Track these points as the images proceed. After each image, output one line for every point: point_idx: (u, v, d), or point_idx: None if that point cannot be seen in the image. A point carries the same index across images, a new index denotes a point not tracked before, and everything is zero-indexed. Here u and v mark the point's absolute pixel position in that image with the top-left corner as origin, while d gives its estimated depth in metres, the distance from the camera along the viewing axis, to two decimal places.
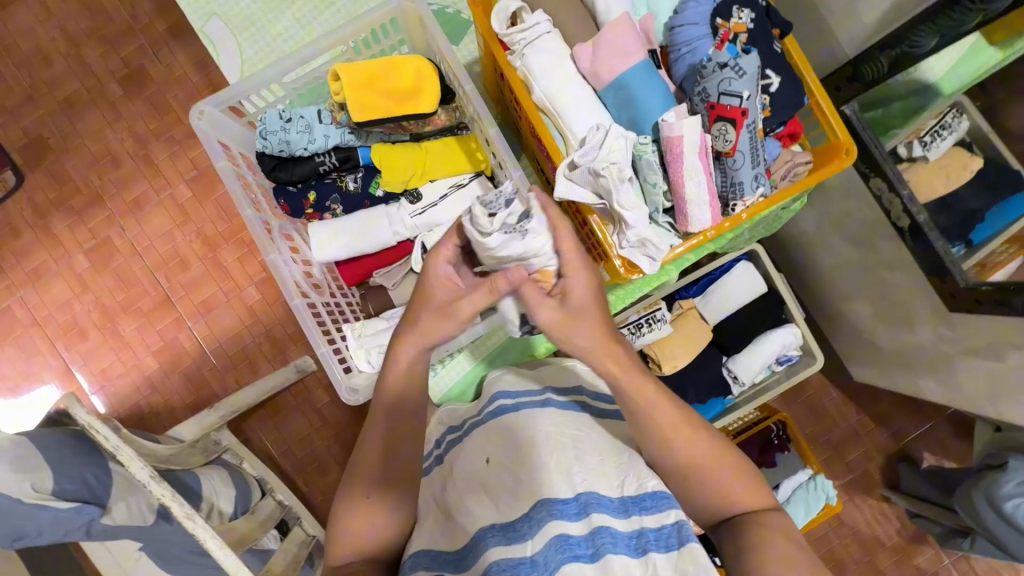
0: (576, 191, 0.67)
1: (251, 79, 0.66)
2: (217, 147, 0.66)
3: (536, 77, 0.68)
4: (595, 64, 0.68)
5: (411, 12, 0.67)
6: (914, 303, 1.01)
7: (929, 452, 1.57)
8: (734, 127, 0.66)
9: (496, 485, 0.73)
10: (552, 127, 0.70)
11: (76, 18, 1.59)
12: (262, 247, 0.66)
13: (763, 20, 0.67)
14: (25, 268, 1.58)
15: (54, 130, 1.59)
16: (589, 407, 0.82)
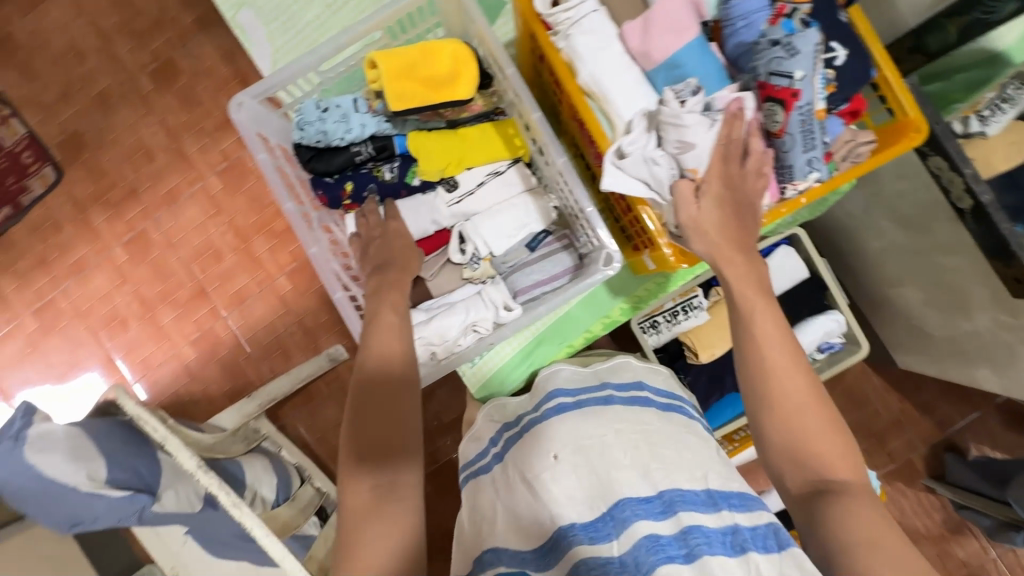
0: (626, 181, 0.65)
1: (289, 68, 0.65)
2: (256, 138, 0.65)
3: (581, 59, 0.65)
4: (644, 43, 0.65)
5: None
6: (972, 288, 0.96)
7: (976, 442, 1.52)
8: (783, 109, 0.63)
9: (570, 483, 0.69)
10: (598, 111, 0.68)
11: (107, 12, 1.60)
12: (302, 240, 0.65)
13: None
14: (68, 261, 1.63)
15: (90, 124, 1.62)
16: (650, 400, 0.79)
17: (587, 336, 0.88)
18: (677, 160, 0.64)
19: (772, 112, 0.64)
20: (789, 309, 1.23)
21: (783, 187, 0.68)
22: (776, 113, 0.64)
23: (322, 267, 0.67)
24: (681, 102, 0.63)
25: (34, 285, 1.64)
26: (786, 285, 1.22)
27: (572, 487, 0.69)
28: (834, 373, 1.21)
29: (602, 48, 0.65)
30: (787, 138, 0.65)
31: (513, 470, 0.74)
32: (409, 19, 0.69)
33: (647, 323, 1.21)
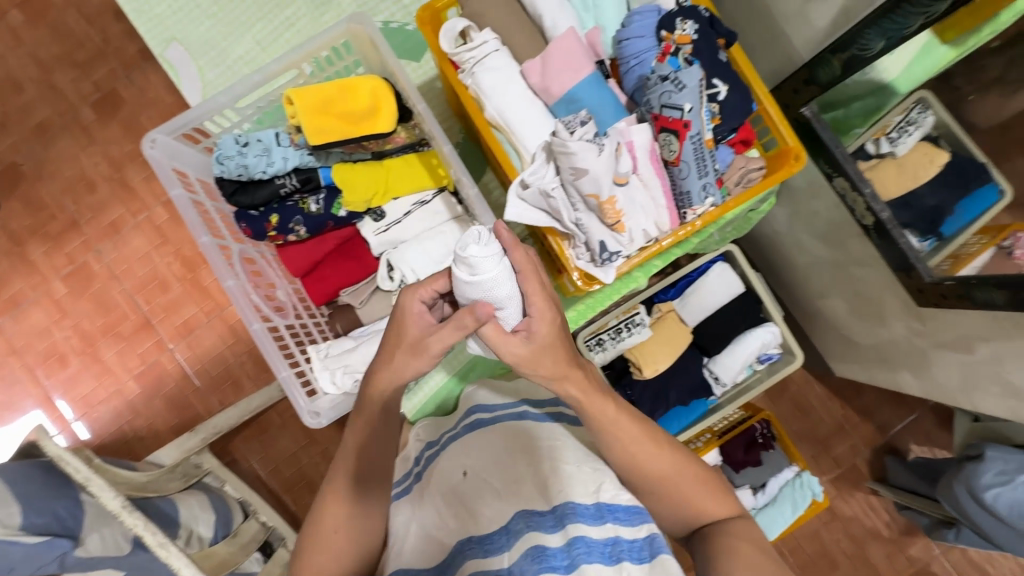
0: (528, 211, 0.68)
1: (206, 104, 0.66)
2: (172, 175, 0.67)
3: (487, 95, 0.68)
4: (544, 80, 0.68)
5: (362, 34, 0.67)
6: (885, 298, 1.02)
7: (915, 443, 1.59)
8: (677, 139, 0.67)
9: (473, 499, 0.73)
10: (506, 143, 0.71)
11: (46, 44, 1.58)
12: (218, 272, 0.66)
13: (707, 31, 0.67)
14: (2, 297, 1.57)
15: (27, 156, 1.58)
16: (564, 415, 0.81)
17: (520, 357, 0.91)
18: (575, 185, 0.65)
19: (668, 141, 0.68)
20: (728, 323, 1.27)
21: (684, 211, 0.72)
22: (672, 142, 0.67)
23: (241, 300, 0.68)
24: (571, 133, 0.64)
25: None
26: (723, 300, 1.27)
27: (480, 503, 0.72)
28: (772, 383, 1.26)
29: (509, 83, 0.68)
30: (682, 166, 0.68)
31: (431, 489, 0.77)
32: (326, 57, 0.71)
33: (593, 341, 1.24)
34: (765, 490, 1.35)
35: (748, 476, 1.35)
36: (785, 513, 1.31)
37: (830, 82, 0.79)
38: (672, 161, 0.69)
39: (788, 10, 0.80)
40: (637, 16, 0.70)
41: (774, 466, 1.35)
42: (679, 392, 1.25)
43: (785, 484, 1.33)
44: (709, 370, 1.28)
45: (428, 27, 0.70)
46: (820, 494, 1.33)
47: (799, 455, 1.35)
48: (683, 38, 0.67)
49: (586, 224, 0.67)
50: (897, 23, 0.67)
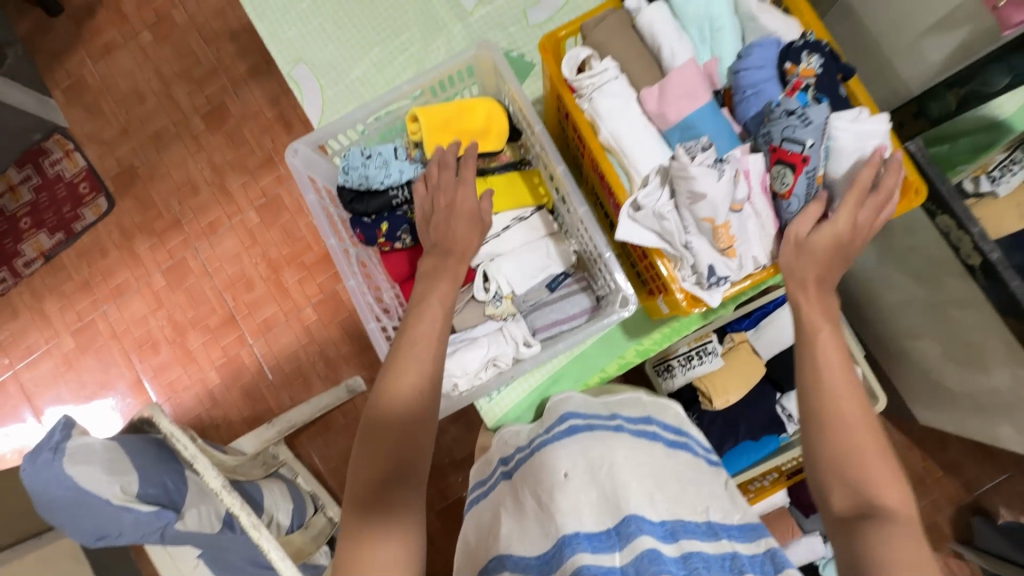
0: (638, 232, 0.68)
1: (339, 121, 0.73)
2: (306, 182, 0.73)
3: (603, 120, 0.71)
4: (661, 106, 0.70)
5: (485, 59, 0.72)
6: (986, 343, 0.97)
7: (1006, 507, 1.46)
8: (793, 173, 0.68)
9: (580, 501, 0.69)
10: (615, 166, 0.73)
11: (169, 60, 1.76)
12: (343, 272, 0.71)
13: (831, 65, 0.68)
14: (109, 284, 1.73)
15: (143, 160, 1.75)
16: (658, 434, 0.81)
17: (600, 376, 0.90)
18: (690, 209, 0.66)
19: (783, 174, 0.69)
20: None
21: None
22: (787, 175, 0.68)
23: (357, 299, 0.73)
24: (692, 158, 0.64)
25: (76, 306, 1.73)
26: None
27: (582, 503, 0.69)
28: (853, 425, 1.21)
29: (623, 109, 0.71)
30: (792, 200, 0.69)
31: (524, 487, 0.75)
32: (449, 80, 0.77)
33: (662, 366, 1.25)
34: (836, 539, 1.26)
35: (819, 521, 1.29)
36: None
37: (941, 116, 0.77)
38: (783, 194, 0.70)
39: (898, 45, 0.79)
40: (760, 47, 0.71)
41: None
42: (750, 426, 1.22)
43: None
44: (782, 407, 1.23)
45: (549, 54, 0.73)
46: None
47: None
48: (808, 70, 0.68)
49: (696, 246, 0.68)
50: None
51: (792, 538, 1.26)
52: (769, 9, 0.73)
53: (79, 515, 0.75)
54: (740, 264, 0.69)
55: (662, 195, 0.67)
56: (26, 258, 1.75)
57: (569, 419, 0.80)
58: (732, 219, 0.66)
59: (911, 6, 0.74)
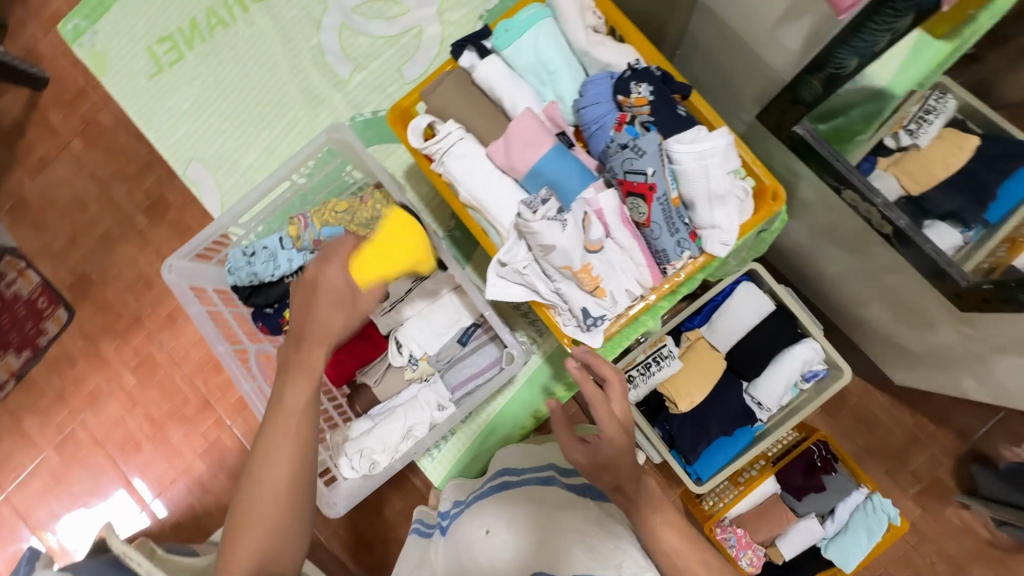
0: (507, 289, 0.72)
1: (215, 227, 0.75)
2: (192, 293, 0.76)
3: (458, 181, 0.72)
4: (507, 159, 0.71)
5: (339, 141, 0.74)
6: (925, 303, 0.95)
7: (1006, 448, 1.43)
8: (645, 202, 0.70)
9: (497, 558, 0.80)
10: (483, 221, 0.75)
11: (103, 163, 1.78)
12: (239, 377, 0.73)
13: (662, 88, 0.69)
14: (83, 392, 1.74)
15: (95, 264, 1.77)
16: (588, 491, 0.88)
17: None
18: (546, 259, 0.69)
19: (637, 205, 0.71)
20: (762, 344, 1.21)
21: (663, 266, 0.74)
22: (640, 205, 0.71)
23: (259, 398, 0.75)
24: (535, 212, 0.66)
25: (55, 420, 1.74)
26: (752, 321, 1.22)
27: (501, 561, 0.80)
28: (823, 401, 1.18)
29: (476, 165, 0.71)
30: (653, 226, 0.71)
31: (457, 547, 0.85)
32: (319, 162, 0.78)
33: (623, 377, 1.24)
34: (834, 517, 1.26)
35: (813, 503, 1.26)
36: (861, 541, 1.22)
37: (814, 100, 0.78)
38: (643, 223, 0.72)
39: (759, 38, 0.79)
40: (596, 85, 0.71)
41: (841, 490, 1.26)
42: (721, 422, 1.21)
43: (857, 509, 1.24)
44: (750, 395, 1.22)
45: (399, 126, 0.76)
46: (898, 517, 1.22)
47: (867, 476, 1.25)
48: (640, 100, 0.69)
49: (565, 291, 0.72)
50: (864, 40, 0.65)
51: (789, 521, 1.25)
52: (600, 41, 0.72)
53: None
54: (611, 300, 0.72)
55: (518, 251, 0.70)
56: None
57: (504, 481, 0.90)
58: (591, 262, 0.70)
59: (757, 3, 0.75)
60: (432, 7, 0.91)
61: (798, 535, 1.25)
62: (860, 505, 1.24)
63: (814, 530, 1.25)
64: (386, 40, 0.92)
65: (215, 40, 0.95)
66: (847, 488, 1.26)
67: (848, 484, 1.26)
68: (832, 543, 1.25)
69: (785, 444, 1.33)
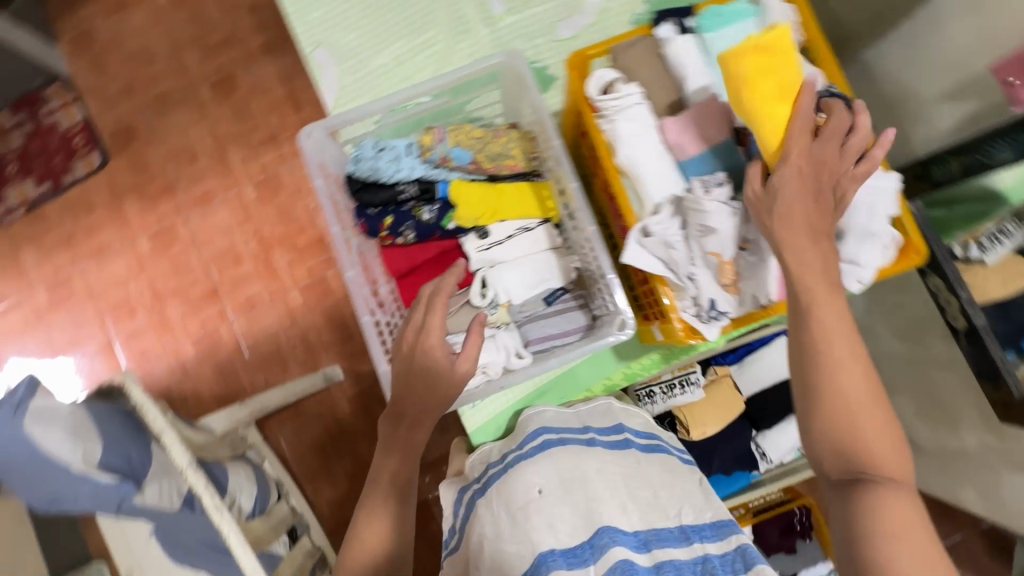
0: (644, 259, 0.69)
1: (355, 111, 0.73)
2: (317, 167, 0.74)
3: (622, 142, 0.72)
4: (680, 137, 0.72)
5: (511, 67, 0.73)
6: (961, 405, 0.99)
7: (959, 566, 1.49)
8: None
9: (551, 516, 0.70)
10: (629, 188, 0.74)
11: (184, 24, 1.73)
12: (343, 262, 0.71)
13: (850, 118, 0.70)
14: (92, 243, 1.68)
15: (144, 121, 1.72)
16: (631, 442, 0.81)
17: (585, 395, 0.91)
18: (700, 241, 0.69)
19: None
20: (782, 400, 1.25)
21: None
22: None
23: (355, 290, 0.73)
24: (707, 193, 0.68)
25: (54, 261, 1.68)
26: (781, 375, 1.25)
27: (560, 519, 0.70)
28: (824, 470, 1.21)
29: (645, 134, 0.72)
30: None
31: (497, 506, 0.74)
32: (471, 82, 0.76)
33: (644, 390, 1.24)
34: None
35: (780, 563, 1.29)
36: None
37: (943, 182, 0.79)
38: None
39: (909, 109, 0.82)
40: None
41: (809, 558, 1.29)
42: (723, 461, 1.23)
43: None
44: (757, 444, 1.25)
45: (576, 74, 0.76)
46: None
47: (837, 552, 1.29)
48: (824, 121, 0.70)
49: (700, 279, 0.69)
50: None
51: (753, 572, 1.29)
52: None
53: (36, 479, 0.72)
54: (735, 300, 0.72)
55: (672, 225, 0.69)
56: (8, 205, 1.70)
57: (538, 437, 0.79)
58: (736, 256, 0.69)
59: (926, 74, 0.78)
60: None
61: None
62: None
63: None
64: None
65: None
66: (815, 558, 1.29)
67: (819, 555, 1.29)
68: None
69: (769, 500, 1.36)
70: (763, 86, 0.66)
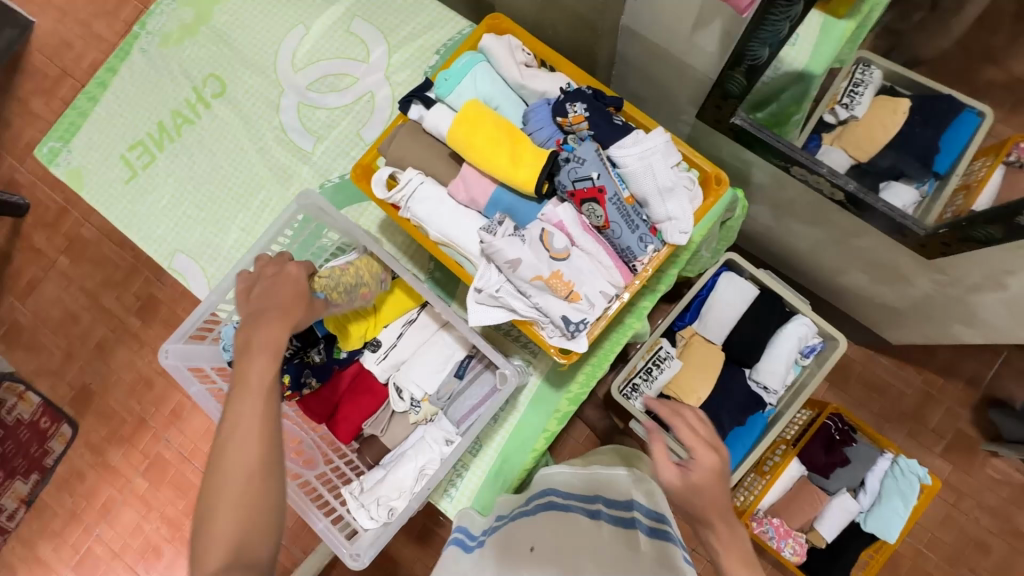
0: (491, 315, 0.76)
1: (205, 306, 0.76)
2: (190, 373, 0.76)
3: (426, 222, 0.77)
4: (469, 193, 0.77)
5: (311, 204, 0.78)
6: (894, 258, 0.99)
7: (1018, 388, 1.43)
8: (599, 204, 0.73)
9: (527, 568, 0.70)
10: (457, 255, 0.79)
11: (91, 274, 1.82)
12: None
13: (596, 105, 0.75)
14: (96, 505, 1.71)
15: (93, 374, 1.78)
16: (637, 520, 0.77)
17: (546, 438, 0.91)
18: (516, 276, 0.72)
19: (593, 209, 0.74)
20: (754, 330, 1.24)
21: (634, 263, 0.78)
22: (596, 209, 0.74)
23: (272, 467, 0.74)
24: (494, 235, 0.72)
25: (70, 540, 1.70)
26: (739, 309, 1.25)
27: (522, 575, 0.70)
28: (826, 372, 1.19)
29: (441, 204, 0.77)
30: (613, 226, 0.74)
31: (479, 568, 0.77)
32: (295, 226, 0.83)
33: (628, 388, 1.25)
34: (865, 489, 1.25)
35: (841, 478, 1.25)
36: (897, 507, 1.20)
37: (743, 91, 0.83)
38: (603, 225, 0.75)
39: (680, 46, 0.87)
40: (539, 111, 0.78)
41: (865, 460, 1.25)
42: (732, 412, 1.21)
43: (885, 476, 1.24)
44: (755, 381, 1.23)
45: (363, 180, 0.82)
46: (928, 476, 1.20)
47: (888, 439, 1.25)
48: (577, 118, 0.75)
49: (544, 303, 0.74)
50: (771, 28, 0.71)
51: (822, 501, 1.24)
52: (535, 74, 0.81)
53: None
54: (587, 303, 0.74)
55: (494, 276, 0.73)
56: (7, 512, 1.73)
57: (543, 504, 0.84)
58: (560, 268, 0.72)
59: (671, 19, 0.81)
60: (379, 73, 0.98)
61: (834, 514, 1.23)
62: (890, 473, 1.23)
63: (848, 506, 1.24)
64: (342, 109, 0.98)
65: (183, 138, 1.00)
66: (870, 457, 1.25)
67: (872, 453, 1.25)
68: (869, 515, 1.23)
69: (801, 424, 1.33)
70: (484, 141, 0.73)
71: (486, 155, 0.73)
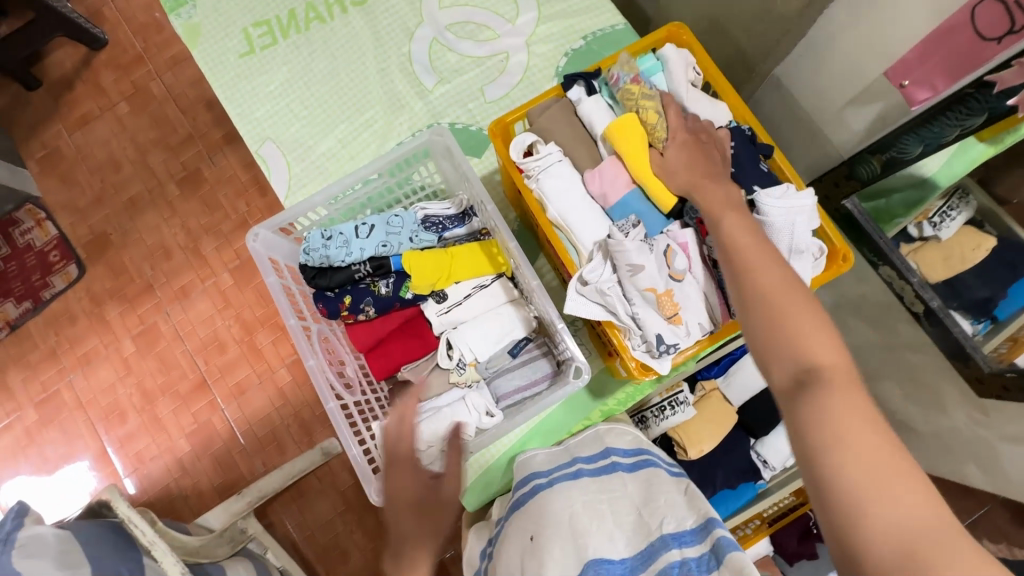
0: (586, 307, 0.77)
1: (301, 205, 0.76)
2: (268, 264, 0.76)
3: (549, 199, 0.80)
4: (602, 188, 0.81)
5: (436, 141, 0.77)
6: (940, 383, 1.00)
7: (989, 542, 1.45)
8: None
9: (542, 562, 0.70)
10: (566, 240, 0.82)
11: (146, 130, 1.80)
12: (302, 355, 0.72)
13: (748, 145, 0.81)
14: (77, 353, 1.70)
15: (116, 226, 1.76)
16: (617, 465, 0.83)
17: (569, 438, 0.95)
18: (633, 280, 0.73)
19: (715, 241, 0.76)
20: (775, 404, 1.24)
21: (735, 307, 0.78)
22: None
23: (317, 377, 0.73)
24: (626, 236, 0.74)
25: (41, 377, 1.69)
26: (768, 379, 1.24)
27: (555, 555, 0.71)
28: None
29: (571, 190, 0.80)
30: None
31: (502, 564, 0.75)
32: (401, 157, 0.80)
33: (635, 417, 1.25)
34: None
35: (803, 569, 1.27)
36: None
37: (869, 179, 0.85)
38: (724, 261, 0.75)
39: (823, 115, 0.87)
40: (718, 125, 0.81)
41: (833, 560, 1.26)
42: (726, 473, 1.23)
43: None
44: (757, 452, 1.25)
45: (500, 138, 0.84)
46: None
47: None
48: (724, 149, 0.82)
49: (643, 317, 0.75)
50: (932, 131, 0.72)
51: None
52: (697, 94, 0.82)
53: None
54: (685, 329, 0.76)
55: (603, 271, 0.76)
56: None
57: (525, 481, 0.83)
58: (654, 285, 0.73)
59: (829, 85, 0.83)
60: (521, 37, 0.97)
61: None
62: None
63: None
64: (474, 59, 0.97)
65: (310, 32, 1.00)
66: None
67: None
68: None
69: (782, 506, 1.31)
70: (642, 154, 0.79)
71: (641, 166, 0.79)
